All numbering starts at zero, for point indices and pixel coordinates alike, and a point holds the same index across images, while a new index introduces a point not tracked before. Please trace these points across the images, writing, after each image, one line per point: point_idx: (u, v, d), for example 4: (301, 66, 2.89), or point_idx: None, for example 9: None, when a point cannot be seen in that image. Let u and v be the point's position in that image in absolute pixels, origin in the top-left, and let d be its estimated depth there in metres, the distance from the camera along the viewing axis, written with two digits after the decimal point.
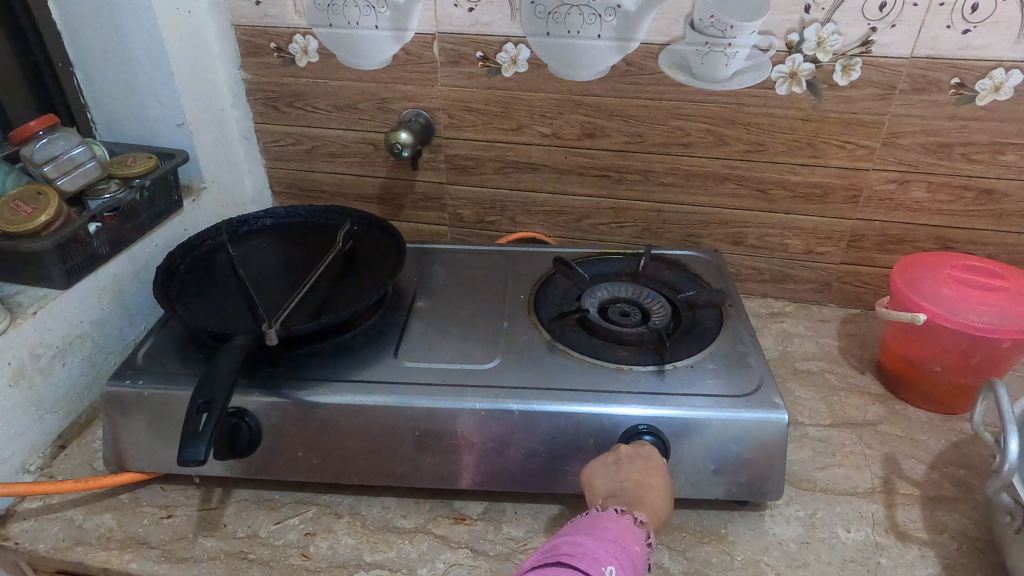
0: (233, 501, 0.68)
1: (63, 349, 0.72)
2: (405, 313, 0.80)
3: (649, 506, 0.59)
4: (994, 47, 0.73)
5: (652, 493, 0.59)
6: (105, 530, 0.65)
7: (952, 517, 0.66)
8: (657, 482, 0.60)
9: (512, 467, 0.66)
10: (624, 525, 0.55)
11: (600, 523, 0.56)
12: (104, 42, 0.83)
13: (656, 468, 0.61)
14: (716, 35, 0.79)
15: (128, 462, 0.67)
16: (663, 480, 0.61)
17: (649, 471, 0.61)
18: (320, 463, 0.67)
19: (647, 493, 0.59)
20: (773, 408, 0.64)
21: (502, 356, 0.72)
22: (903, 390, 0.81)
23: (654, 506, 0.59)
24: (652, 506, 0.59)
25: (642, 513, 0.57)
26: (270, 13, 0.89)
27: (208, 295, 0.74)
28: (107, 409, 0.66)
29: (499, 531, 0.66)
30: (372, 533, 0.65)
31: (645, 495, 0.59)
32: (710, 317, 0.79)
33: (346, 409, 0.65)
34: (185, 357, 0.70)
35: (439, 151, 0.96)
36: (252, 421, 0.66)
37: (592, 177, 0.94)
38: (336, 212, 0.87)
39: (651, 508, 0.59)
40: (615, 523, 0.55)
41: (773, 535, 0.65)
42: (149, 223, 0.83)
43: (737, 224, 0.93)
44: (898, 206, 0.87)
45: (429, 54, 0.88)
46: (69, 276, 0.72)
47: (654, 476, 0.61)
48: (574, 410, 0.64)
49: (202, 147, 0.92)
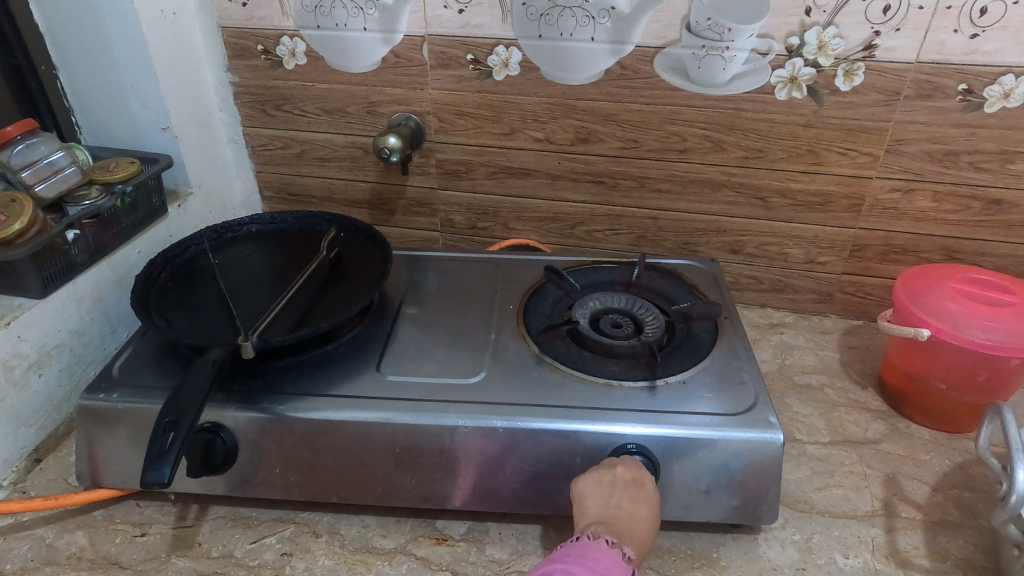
0: (210, 518, 0.66)
1: (40, 360, 0.71)
2: (391, 323, 0.78)
3: (639, 542, 0.56)
4: (1004, 52, 0.70)
5: (640, 526, 0.57)
6: (76, 549, 0.63)
7: (956, 544, 0.63)
8: (645, 516, 0.58)
9: (497, 487, 0.64)
10: (615, 560, 0.53)
11: (591, 554, 0.53)
12: (86, 44, 0.81)
13: (647, 499, 0.58)
14: (714, 39, 0.76)
15: (101, 478, 0.65)
16: (651, 513, 0.58)
17: (639, 501, 0.58)
18: (298, 480, 0.65)
19: (634, 524, 0.57)
20: (767, 428, 0.62)
21: (488, 369, 0.70)
22: (906, 407, 0.78)
23: (641, 541, 0.56)
24: (640, 541, 0.56)
25: (631, 548, 0.55)
26: (257, 15, 0.87)
27: (188, 305, 0.72)
28: (82, 423, 0.64)
29: (481, 553, 0.63)
30: (350, 553, 0.63)
31: (634, 529, 0.56)
32: (705, 329, 0.76)
33: (326, 424, 0.63)
34: (162, 369, 0.68)
35: (430, 156, 0.93)
36: (227, 436, 0.64)
37: (586, 183, 0.91)
38: (324, 218, 0.85)
39: (639, 542, 0.56)
40: (606, 556, 0.53)
41: (767, 560, 0.62)
42: (131, 230, 0.81)
43: (736, 232, 0.90)
44: (901, 216, 0.84)
45: (419, 57, 0.85)
46: (45, 285, 0.70)
47: (644, 507, 0.58)
48: (562, 427, 0.62)
49: (188, 151, 0.90)
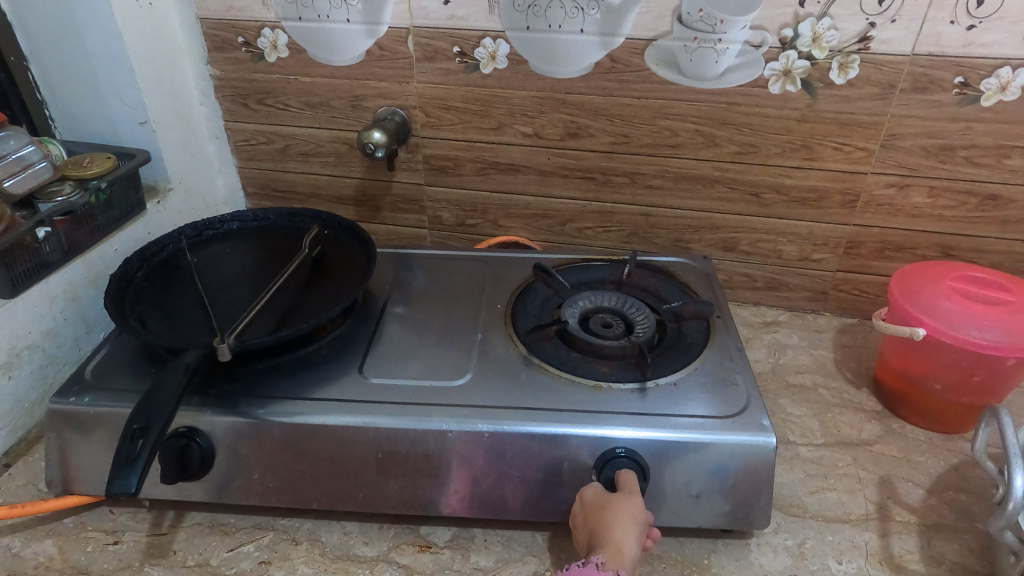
0: (187, 525, 0.65)
1: (9, 361, 0.69)
2: (376, 322, 0.76)
3: (613, 543, 0.53)
4: (1001, 44, 0.69)
5: (610, 531, 0.54)
6: (44, 559, 0.61)
7: (951, 548, 0.62)
8: (601, 520, 0.55)
9: (482, 493, 0.62)
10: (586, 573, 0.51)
11: None
12: (58, 34, 0.78)
13: (595, 507, 0.57)
14: (705, 30, 0.74)
15: (73, 485, 0.63)
16: (609, 512, 0.56)
17: (591, 514, 0.57)
18: (277, 486, 0.63)
19: (601, 535, 0.54)
20: (760, 431, 0.60)
21: (474, 371, 0.68)
22: (901, 407, 0.76)
23: (618, 543, 0.53)
24: (614, 544, 0.53)
25: (600, 554, 0.53)
26: (237, 6, 0.84)
27: (165, 306, 0.70)
28: (52, 428, 0.62)
29: (466, 561, 0.62)
30: (331, 561, 0.62)
31: (604, 538, 0.54)
32: (697, 330, 0.74)
33: (307, 428, 0.61)
34: (137, 371, 0.66)
35: (417, 151, 0.91)
36: (204, 441, 0.61)
37: (576, 179, 0.89)
38: (307, 216, 0.83)
39: (609, 543, 0.53)
40: None
41: (758, 566, 0.61)
42: (107, 227, 0.78)
43: (729, 229, 0.89)
44: (897, 212, 0.82)
45: (404, 49, 0.83)
46: (14, 285, 0.68)
47: (594, 516, 0.56)
48: (550, 431, 0.60)
49: (167, 146, 0.87)
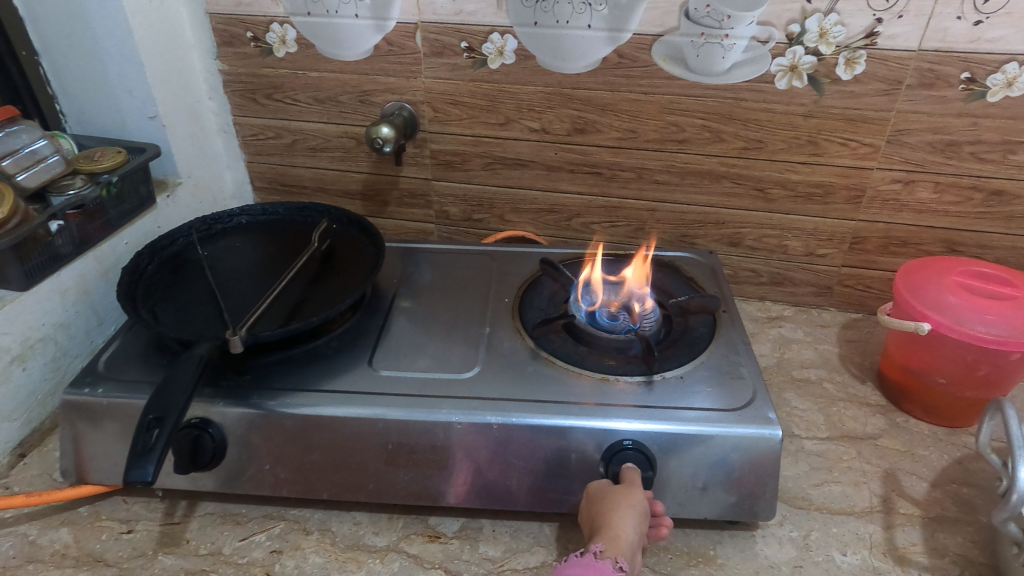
0: (199, 515, 0.65)
1: (22, 353, 0.69)
2: (385, 316, 0.77)
3: (611, 530, 0.54)
4: (1007, 40, 0.69)
5: (612, 519, 0.55)
6: (60, 547, 0.62)
7: (954, 540, 0.62)
8: (604, 509, 0.56)
9: (491, 483, 0.63)
10: (584, 564, 0.52)
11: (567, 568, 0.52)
12: (69, 29, 0.79)
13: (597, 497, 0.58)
14: (713, 26, 0.75)
15: (87, 474, 0.64)
16: (613, 501, 0.56)
17: (596, 504, 0.57)
18: (288, 477, 0.64)
19: (604, 523, 0.55)
20: (765, 424, 0.61)
21: (482, 364, 0.68)
22: (905, 401, 0.77)
23: (617, 531, 0.54)
24: (615, 532, 0.54)
25: (600, 543, 0.53)
26: (246, 2, 0.85)
27: (176, 298, 0.71)
28: (66, 419, 0.63)
29: (475, 551, 0.62)
30: (342, 551, 0.62)
31: (606, 526, 0.55)
32: (703, 324, 0.75)
33: (317, 419, 0.62)
34: (149, 363, 0.67)
35: (425, 146, 0.92)
36: (216, 432, 0.62)
37: (583, 174, 0.90)
38: (316, 211, 0.84)
39: (609, 531, 0.54)
40: (574, 565, 0.52)
41: (764, 557, 0.61)
42: (117, 221, 0.79)
43: (735, 224, 0.89)
44: (902, 208, 0.82)
45: (412, 45, 0.84)
46: (27, 277, 0.69)
47: (597, 507, 0.57)
48: (557, 423, 0.61)
49: (176, 140, 0.88)
